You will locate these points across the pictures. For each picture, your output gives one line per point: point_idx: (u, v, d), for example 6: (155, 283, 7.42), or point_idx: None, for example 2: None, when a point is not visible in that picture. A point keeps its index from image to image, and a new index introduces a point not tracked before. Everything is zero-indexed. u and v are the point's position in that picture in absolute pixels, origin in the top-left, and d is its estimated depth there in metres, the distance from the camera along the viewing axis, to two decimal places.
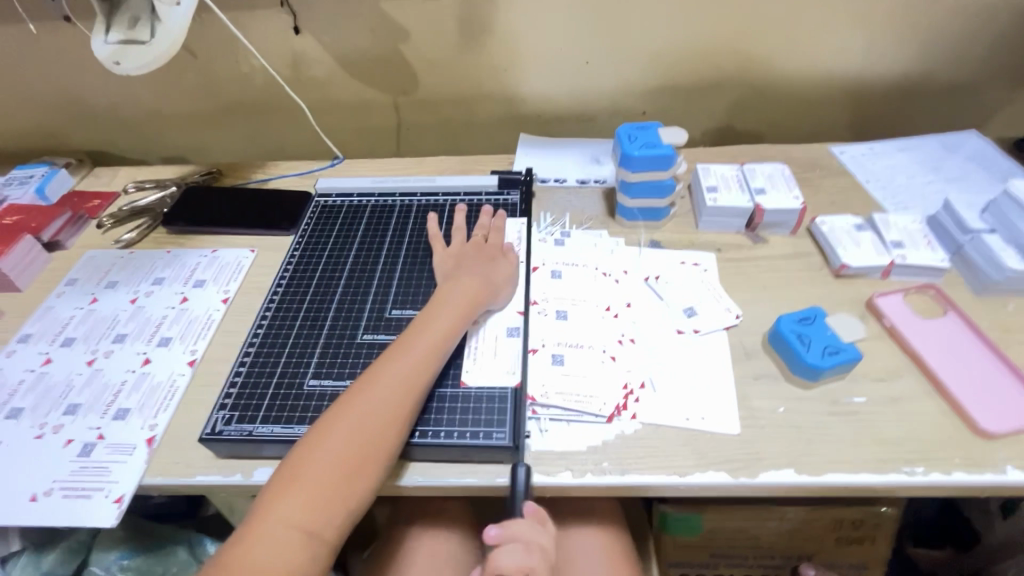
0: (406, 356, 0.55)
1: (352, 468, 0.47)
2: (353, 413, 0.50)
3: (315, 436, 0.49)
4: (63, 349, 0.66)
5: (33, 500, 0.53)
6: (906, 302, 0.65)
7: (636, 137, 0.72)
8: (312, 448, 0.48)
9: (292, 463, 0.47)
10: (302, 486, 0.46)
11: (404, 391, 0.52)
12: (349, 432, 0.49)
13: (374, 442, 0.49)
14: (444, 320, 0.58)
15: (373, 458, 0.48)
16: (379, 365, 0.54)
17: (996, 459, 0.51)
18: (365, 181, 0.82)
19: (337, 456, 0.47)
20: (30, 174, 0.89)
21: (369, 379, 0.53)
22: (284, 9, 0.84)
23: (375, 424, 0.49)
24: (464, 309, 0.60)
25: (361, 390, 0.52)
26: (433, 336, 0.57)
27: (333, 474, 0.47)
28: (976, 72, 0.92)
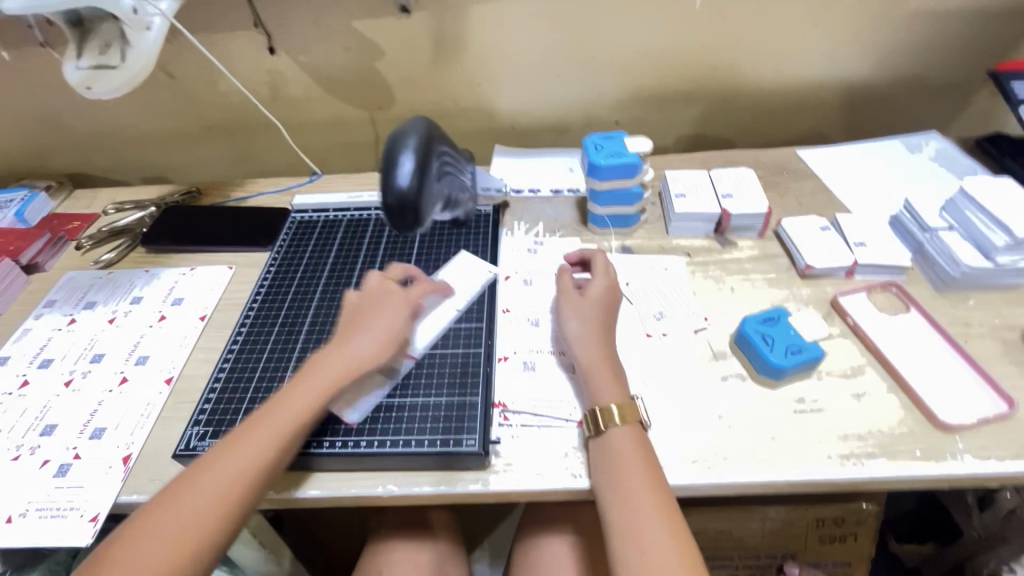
0: (275, 416, 0.51)
1: (192, 541, 0.44)
2: (205, 479, 0.47)
3: (161, 502, 0.46)
4: (41, 370, 0.66)
5: (8, 521, 0.53)
6: (869, 300, 0.66)
7: (603, 147, 0.73)
8: (155, 516, 0.45)
9: (134, 522, 0.45)
10: (186, 495, 0.46)
11: (265, 455, 0.49)
12: (199, 500, 0.46)
13: (221, 511, 0.46)
14: (326, 375, 0.55)
15: (218, 527, 0.45)
16: (246, 425, 0.51)
17: (955, 450, 0.53)
18: (341, 196, 0.84)
19: (179, 528, 0.44)
20: (10, 198, 0.90)
21: (232, 442, 0.50)
22: (258, 30, 0.85)
23: (266, 442, 0.50)
24: (355, 361, 0.56)
25: (219, 455, 0.49)
26: (311, 394, 0.53)
27: (171, 548, 0.43)
28: (937, 75, 0.94)
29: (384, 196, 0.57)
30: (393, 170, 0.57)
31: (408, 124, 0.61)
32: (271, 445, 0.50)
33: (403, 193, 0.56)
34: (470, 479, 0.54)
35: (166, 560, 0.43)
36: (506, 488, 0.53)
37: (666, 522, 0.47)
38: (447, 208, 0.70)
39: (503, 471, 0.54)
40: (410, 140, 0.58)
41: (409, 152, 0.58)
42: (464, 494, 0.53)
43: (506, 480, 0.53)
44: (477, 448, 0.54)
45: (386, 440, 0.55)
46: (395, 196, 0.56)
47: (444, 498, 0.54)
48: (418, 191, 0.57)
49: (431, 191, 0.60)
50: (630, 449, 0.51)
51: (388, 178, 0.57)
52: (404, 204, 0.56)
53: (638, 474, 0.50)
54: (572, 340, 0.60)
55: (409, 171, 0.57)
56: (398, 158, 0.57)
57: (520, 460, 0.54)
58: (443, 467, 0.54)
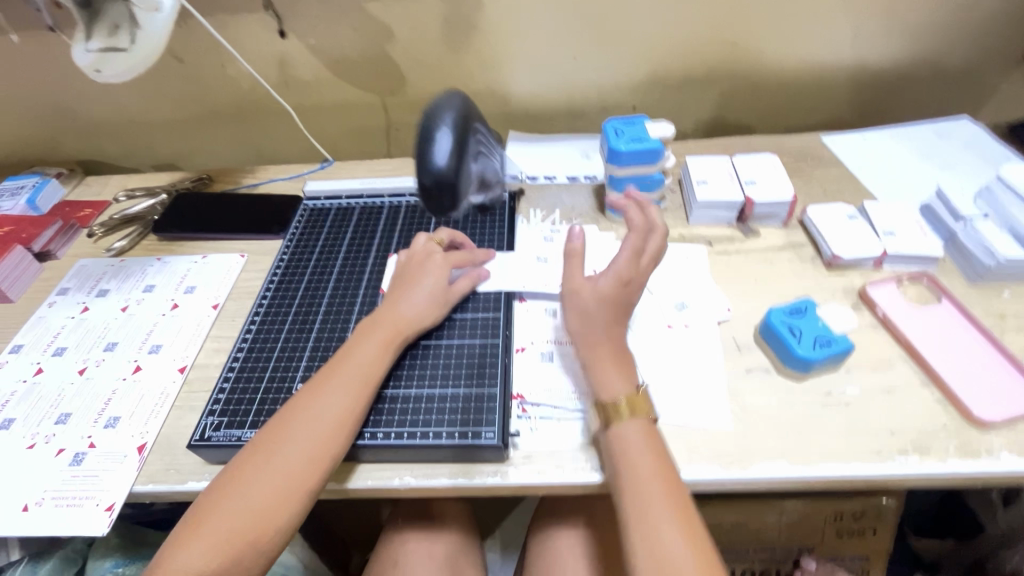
0: (340, 379, 0.53)
1: (269, 514, 0.46)
2: (271, 460, 0.48)
3: (224, 485, 0.47)
4: (54, 358, 0.66)
5: (25, 510, 0.53)
6: (899, 291, 0.64)
7: (623, 131, 0.71)
8: (221, 500, 0.46)
9: (201, 508, 0.46)
10: (238, 489, 0.47)
11: (330, 426, 0.50)
12: (268, 481, 0.47)
13: (295, 485, 0.47)
14: (369, 351, 0.56)
15: (291, 501, 0.47)
16: (300, 405, 0.52)
17: (991, 447, 0.51)
18: (353, 183, 0.82)
19: (252, 505, 0.46)
20: (22, 185, 0.89)
21: (286, 420, 0.51)
22: (268, 12, 0.83)
23: (318, 430, 0.50)
24: (387, 338, 0.57)
25: (291, 419, 0.51)
26: (361, 368, 0.54)
27: (246, 523, 0.45)
28: (970, 57, 0.90)
29: (419, 177, 0.55)
30: (431, 151, 0.55)
31: (444, 97, 0.58)
32: (333, 417, 0.51)
33: (439, 172, 0.54)
34: (489, 472, 0.53)
35: (248, 532, 0.45)
36: (526, 482, 0.51)
37: (677, 513, 0.46)
38: (479, 189, 0.66)
39: (522, 465, 0.53)
40: (448, 116, 0.56)
41: (445, 129, 0.55)
42: (482, 487, 0.52)
43: (526, 474, 0.52)
44: (496, 441, 0.52)
45: (404, 432, 0.54)
46: (432, 178, 0.54)
47: (463, 491, 0.53)
48: (453, 169, 0.55)
49: (468, 170, 0.58)
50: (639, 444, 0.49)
51: (425, 158, 0.54)
52: (442, 185, 0.55)
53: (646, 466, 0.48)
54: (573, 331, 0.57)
55: (447, 149, 0.54)
56: (434, 136, 0.55)
57: (538, 454, 0.53)
58: (463, 460, 0.53)
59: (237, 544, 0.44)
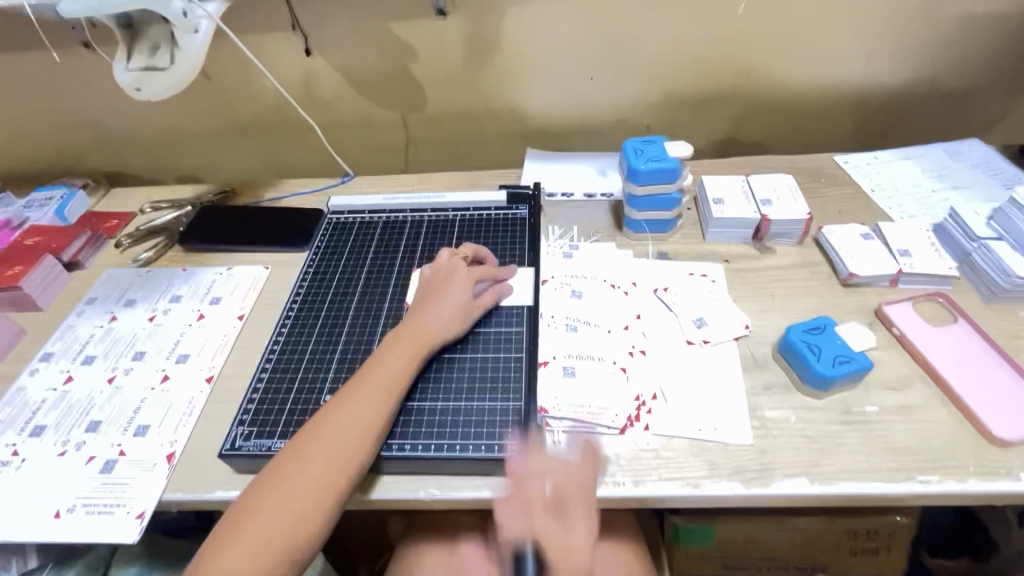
0: (367, 390, 0.54)
1: (301, 523, 0.47)
2: (302, 465, 0.49)
3: (256, 494, 0.48)
4: (84, 366, 0.67)
5: (57, 517, 0.54)
6: (915, 310, 0.65)
7: (642, 151, 0.73)
8: (255, 505, 0.47)
9: (234, 515, 0.47)
10: (269, 498, 0.47)
11: (360, 436, 0.51)
12: (300, 486, 0.48)
13: (326, 493, 0.48)
14: (397, 358, 0.57)
15: (323, 506, 0.48)
16: (329, 411, 0.53)
17: (1010, 466, 0.51)
18: (375, 198, 0.84)
19: (284, 514, 0.47)
20: (50, 196, 0.91)
21: (317, 427, 0.52)
22: (296, 31, 0.86)
23: (348, 440, 0.51)
24: (413, 349, 0.58)
25: (321, 429, 0.51)
26: (389, 375, 0.55)
27: (278, 533, 0.46)
28: (979, 81, 0.92)
29: None
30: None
31: None
32: (362, 423, 0.52)
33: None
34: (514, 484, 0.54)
35: (280, 540, 0.46)
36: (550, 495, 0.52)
37: None
38: None
39: None
40: None
41: None
42: (507, 500, 0.53)
43: None
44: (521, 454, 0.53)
45: (432, 444, 0.55)
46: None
47: (489, 503, 0.54)
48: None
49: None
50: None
51: None
52: None
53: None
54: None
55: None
56: None
57: None
58: (489, 472, 0.54)
59: (272, 548, 0.45)
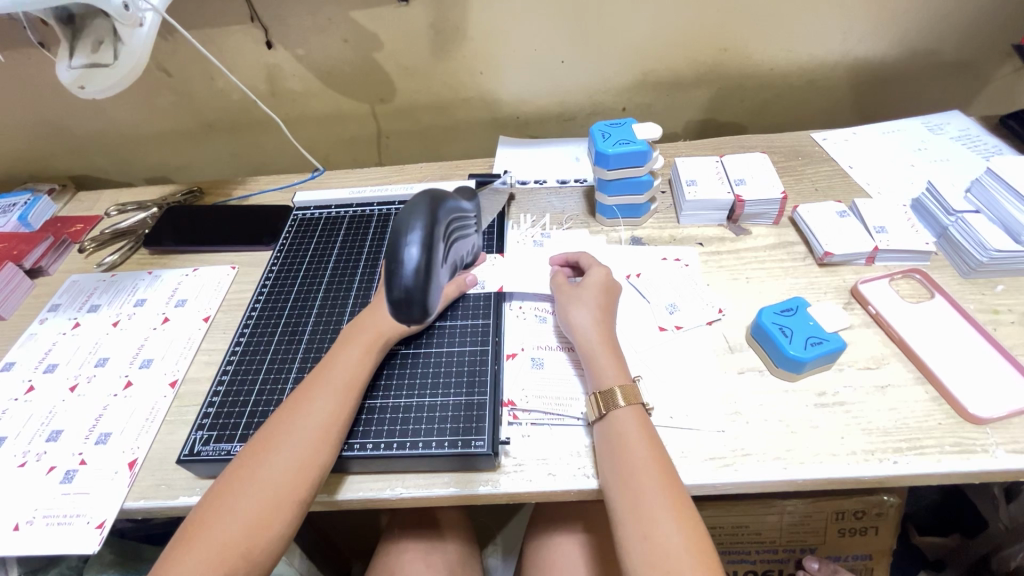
0: (324, 390, 0.53)
1: (260, 529, 0.45)
2: (261, 471, 0.48)
3: (214, 502, 0.47)
4: (46, 375, 0.66)
5: (15, 529, 0.53)
6: (892, 288, 0.64)
7: (610, 134, 0.71)
8: (212, 513, 0.46)
9: (191, 524, 0.46)
10: (226, 505, 0.46)
11: (317, 436, 0.50)
12: (258, 491, 0.47)
13: (284, 497, 0.47)
14: (352, 354, 0.56)
15: (284, 509, 0.46)
16: (281, 418, 0.51)
17: (987, 444, 0.50)
18: (343, 192, 0.82)
19: (241, 521, 0.45)
20: (13, 202, 0.90)
21: (274, 431, 0.50)
22: (255, 24, 0.83)
23: (305, 441, 0.49)
24: (368, 345, 0.57)
25: (278, 433, 0.50)
26: (345, 374, 0.54)
27: (236, 540, 0.44)
28: (960, 50, 0.90)
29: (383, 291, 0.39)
30: (398, 255, 0.37)
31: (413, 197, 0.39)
32: (319, 426, 0.50)
33: (411, 281, 0.38)
34: (480, 480, 0.52)
35: (239, 548, 0.44)
36: (516, 489, 0.51)
37: (675, 508, 0.45)
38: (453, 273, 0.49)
39: (512, 471, 0.52)
40: (427, 214, 0.39)
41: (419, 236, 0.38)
42: (472, 496, 0.51)
43: (515, 481, 0.52)
44: (485, 449, 0.52)
45: (394, 442, 0.53)
46: (400, 292, 0.38)
47: (456, 500, 0.52)
48: (431, 280, 0.39)
49: (439, 278, 0.42)
50: (632, 425, 0.50)
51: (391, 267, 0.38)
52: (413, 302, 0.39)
53: (639, 443, 0.49)
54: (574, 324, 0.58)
55: (423, 250, 0.38)
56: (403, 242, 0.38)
57: (529, 460, 0.53)
58: (456, 469, 0.53)
59: (231, 556, 0.44)
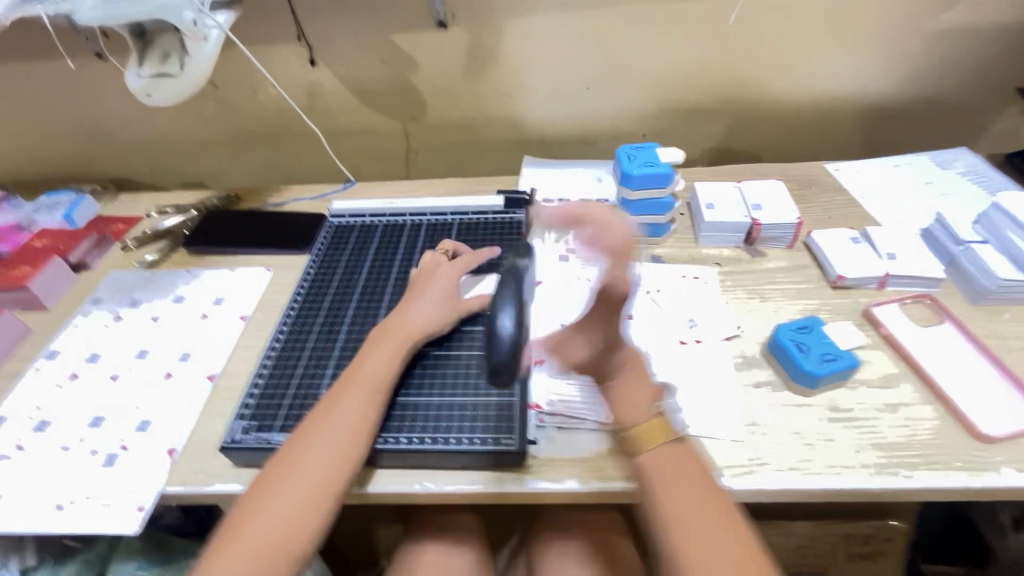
0: (355, 390, 0.55)
1: (297, 523, 0.47)
2: (300, 467, 0.50)
3: (255, 496, 0.49)
4: (88, 364, 0.69)
5: (58, 509, 0.55)
6: (903, 311, 0.66)
7: (635, 157, 0.75)
8: (253, 508, 0.48)
9: (234, 518, 0.48)
10: (265, 500, 0.48)
11: (349, 433, 0.52)
12: (295, 486, 0.49)
13: (319, 492, 0.49)
14: (382, 355, 0.58)
15: (319, 504, 0.49)
16: (314, 416, 0.54)
17: (995, 462, 0.52)
18: (377, 203, 0.86)
19: (280, 515, 0.47)
20: (59, 200, 0.94)
21: (307, 430, 0.53)
22: (301, 42, 0.89)
23: (339, 438, 0.52)
24: (398, 347, 0.59)
25: (312, 430, 0.52)
26: (376, 372, 0.57)
27: (276, 533, 0.47)
28: (964, 92, 0.95)
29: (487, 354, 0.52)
30: (496, 330, 0.52)
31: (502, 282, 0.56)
32: (352, 423, 0.53)
33: (506, 352, 0.51)
34: (508, 478, 0.54)
35: (278, 540, 0.46)
36: (543, 488, 0.53)
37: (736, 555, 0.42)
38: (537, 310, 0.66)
39: (539, 472, 0.54)
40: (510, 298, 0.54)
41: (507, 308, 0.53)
42: (501, 493, 0.53)
43: (542, 481, 0.54)
44: (516, 448, 0.54)
45: (427, 438, 0.56)
46: (499, 359, 0.51)
47: (483, 497, 0.54)
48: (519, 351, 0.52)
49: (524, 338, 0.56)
50: (678, 454, 0.48)
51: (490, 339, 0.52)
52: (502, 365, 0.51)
53: (688, 479, 0.46)
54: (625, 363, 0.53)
55: (513, 328, 0.52)
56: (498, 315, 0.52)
57: (556, 461, 0.55)
58: (487, 466, 0.55)
59: (272, 548, 0.46)
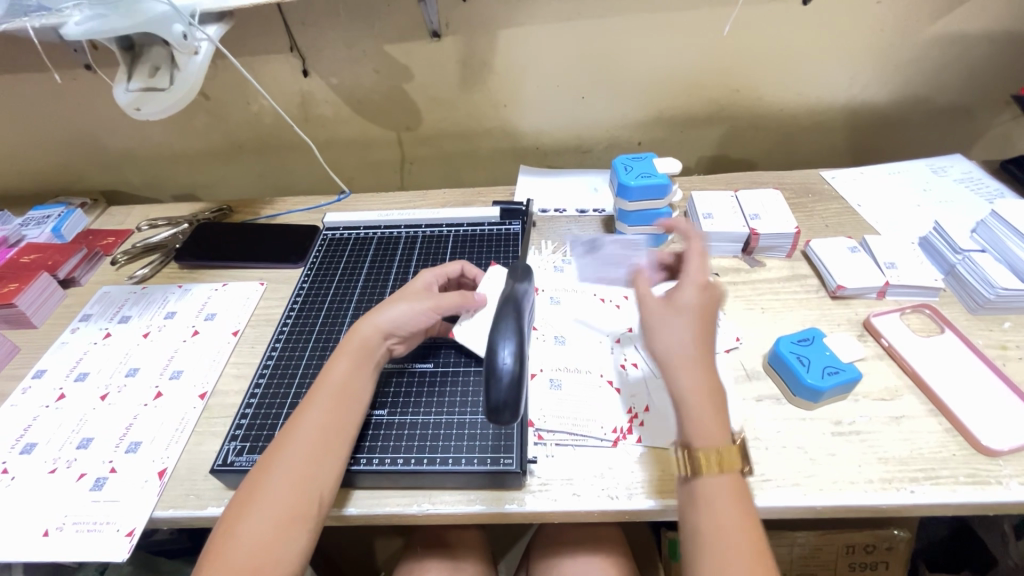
0: (319, 402, 0.53)
1: (276, 547, 0.45)
2: (263, 490, 0.47)
3: (228, 525, 0.45)
4: (77, 383, 0.67)
5: (45, 535, 0.53)
6: (902, 321, 0.66)
7: (632, 167, 0.74)
8: (228, 537, 0.45)
9: (208, 552, 0.44)
10: (239, 529, 0.45)
11: (320, 446, 0.50)
12: (271, 509, 0.46)
13: (297, 513, 0.46)
14: (343, 362, 0.55)
15: (298, 524, 0.46)
16: (284, 433, 0.51)
17: (1000, 476, 0.52)
18: (371, 214, 0.85)
19: (257, 541, 0.44)
20: (48, 214, 0.92)
21: (277, 449, 0.50)
22: (294, 53, 0.88)
23: (312, 452, 0.49)
24: (355, 356, 0.56)
25: (282, 448, 0.50)
26: (336, 382, 0.54)
27: (255, 560, 0.44)
28: (958, 99, 0.95)
29: (487, 392, 0.48)
30: (495, 363, 0.48)
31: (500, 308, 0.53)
32: (322, 435, 0.51)
33: (508, 388, 0.47)
34: (507, 498, 0.53)
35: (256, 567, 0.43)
36: (542, 509, 0.52)
37: None
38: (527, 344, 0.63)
39: (539, 491, 0.53)
40: (509, 324, 0.50)
41: (508, 337, 0.49)
42: (500, 513, 0.52)
43: (541, 502, 0.53)
44: (515, 467, 0.53)
45: (424, 458, 0.55)
46: (498, 397, 0.47)
47: (481, 518, 0.53)
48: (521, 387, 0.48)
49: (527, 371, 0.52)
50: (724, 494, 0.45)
51: (491, 372, 0.48)
52: (505, 402, 0.47)
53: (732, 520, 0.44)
54: (665, 359, 0.49)
55: (514, 363, 0.48)
56: (497, 345, 0.49)
57: (555, 480, 0.54)
58: (486, 486, 0.54)
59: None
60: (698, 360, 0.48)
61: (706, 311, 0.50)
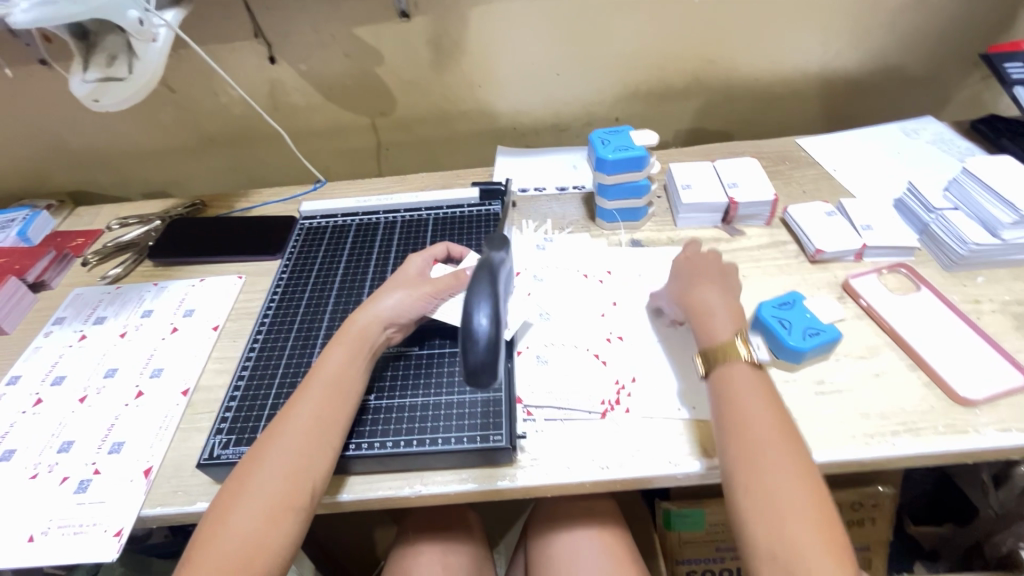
0: (312, 394, 0.52)
1: (266, 535, 0.44)
2: (253, 480, 0.47)
3: (217, 516, 0.45)
4: (54, 387, 0.66)
5: (30, 541, 0.52)
6: (880, 281, 0.67)
7: (609, 141, 0.74)
8: (219, 527, 0.44)
9: (199, 541, 0.44)
10: (229, 519, 0.45)
11: (314, 433, 0.49)
12: (259, 498, 0.45)
13: (287, 501, 0.46)
14: (338, 355, 0.55)
15: (290, 512, 0.46)
16: (277, 422, 0.51)
17: (978, 424, 0.53)
18: (348, 202, 0.83)
19: (247, 530, 0.44)
20: (12, 217, 0.89)
21: (267, 439, 0.49)
22: (259, 39, 0.86)
23: (305, 441, 0.49)
24: (354, 347, 0.55)
25: (272, 440, 0.49)
26: (330, 372, 0.53)
27: (246, 547, 0.43)
28: (928, 63, 0.96)
29: (464, 356, 0.48)
30: (471, 328, 0.48)
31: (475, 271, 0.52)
32: (316, 422, 0.50)
33: (485, 351, 0.47)
34: (498, 475, 0.53)
35: (248, 553, 0.43)
36: (533, 483, 0.52)
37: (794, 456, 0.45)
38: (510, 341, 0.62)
39: (529, 467, 0.54)
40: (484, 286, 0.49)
41: (483, 300, 0.49)
42: (492, 491, 0.52)
43: (531, 476, 0.53)
44: (504, 444, 0.53)
45: (413, 440, 0.54)
46: (476, 359, 0.47)
47: (473, 496, 0.53)
48: (497, 349, 0.48)
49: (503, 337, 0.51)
50: (748, 378, 0.50)
51: (466, 337, 0.48)
52: (483, 364, 0.47)
53: (754, 395, 0.49)
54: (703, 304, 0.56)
55: (489, 324, 0.48)
56: (472, 310, 0.48)
57: (545, 454, 0.54)
58: (477, 465, 0.54)
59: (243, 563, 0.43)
60: (717, 292, 0.57)
61: (709, 269, 0.59)
